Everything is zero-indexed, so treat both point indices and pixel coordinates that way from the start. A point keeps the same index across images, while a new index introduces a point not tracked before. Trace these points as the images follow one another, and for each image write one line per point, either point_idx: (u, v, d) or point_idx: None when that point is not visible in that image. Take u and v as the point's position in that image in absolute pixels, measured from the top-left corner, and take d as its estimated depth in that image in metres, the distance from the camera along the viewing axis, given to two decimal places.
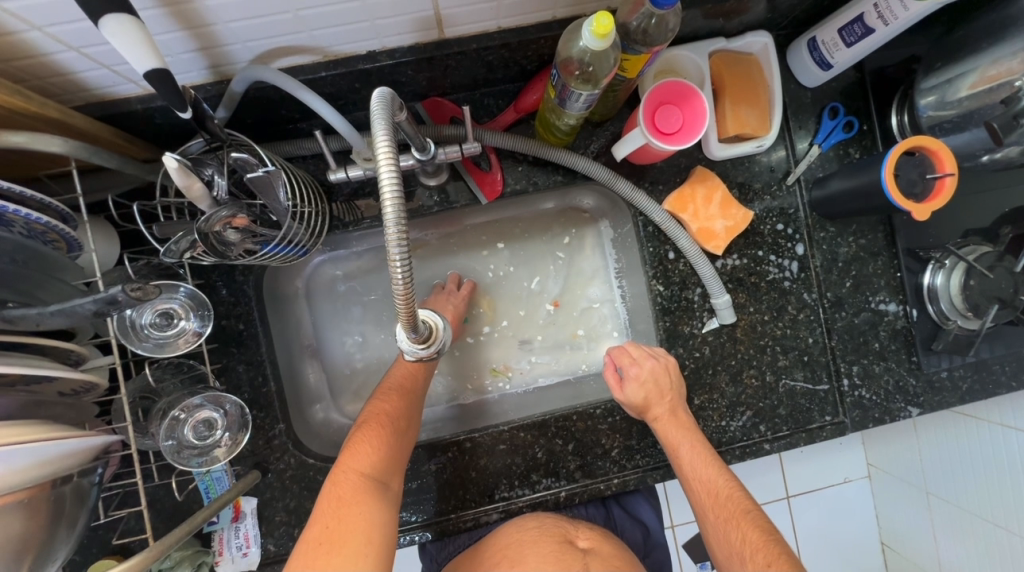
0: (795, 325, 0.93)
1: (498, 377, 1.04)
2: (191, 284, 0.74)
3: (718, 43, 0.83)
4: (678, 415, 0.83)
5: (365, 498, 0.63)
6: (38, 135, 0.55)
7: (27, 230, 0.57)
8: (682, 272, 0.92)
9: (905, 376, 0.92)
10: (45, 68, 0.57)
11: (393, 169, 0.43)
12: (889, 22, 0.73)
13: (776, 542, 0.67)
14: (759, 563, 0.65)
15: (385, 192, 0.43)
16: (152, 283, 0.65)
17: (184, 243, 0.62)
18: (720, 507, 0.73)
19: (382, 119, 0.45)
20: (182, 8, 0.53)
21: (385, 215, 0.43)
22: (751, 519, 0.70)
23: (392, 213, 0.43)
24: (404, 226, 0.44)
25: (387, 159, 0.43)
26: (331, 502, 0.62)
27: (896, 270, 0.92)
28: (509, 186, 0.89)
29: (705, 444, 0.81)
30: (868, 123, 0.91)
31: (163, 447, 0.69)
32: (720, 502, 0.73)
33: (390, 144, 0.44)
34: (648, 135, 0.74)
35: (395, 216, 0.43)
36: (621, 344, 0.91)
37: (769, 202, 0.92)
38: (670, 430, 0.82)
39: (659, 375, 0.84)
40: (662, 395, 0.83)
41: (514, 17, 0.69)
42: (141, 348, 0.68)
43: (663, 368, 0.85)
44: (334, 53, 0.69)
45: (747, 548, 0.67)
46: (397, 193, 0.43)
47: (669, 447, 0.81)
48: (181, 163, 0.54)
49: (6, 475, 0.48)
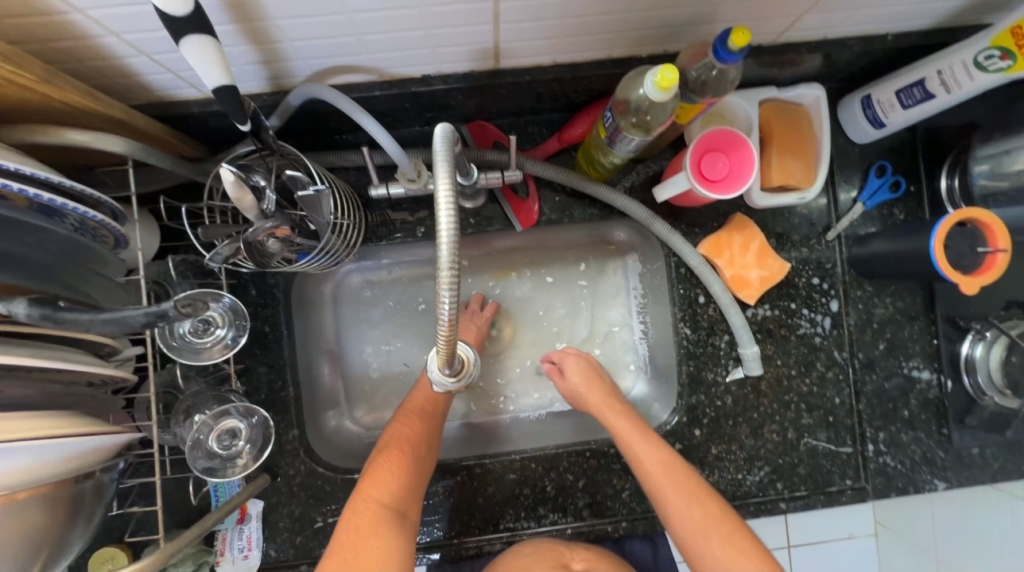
0: (823, 384, 0.90)
1: (492, 395, 1.03)
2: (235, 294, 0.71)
3: (768, 92, 0.83)
4: (615, 406, 0.82)
5: (385, 531, 0.62)
6: (100, 136, 0.57)
7: (80, 225, 0.57)
8: (711, 317, 0.90)
9: (933, 448, 0.89)
10: (115, 71, 0.59)
11: (452, 216, 0.43)
12: (952, 90, 0.72)
13: (730, 514, 0.68)
14: (722, 535, 0.66)
15: (441, 239, 0.43)
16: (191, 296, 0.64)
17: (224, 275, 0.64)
18: (680, 488, 0.70)
19: (444, 161, 0.44)
20: (255, 26, 0.54)
21: (439, 261, 0.43)
22: (711, 496, 0.69)
23: (446, 260, 0.43)
24: (457, 273, 0.44)
25: (449, 206, 0.43)
26: (351, 534, 0.62)
27: (933, 336, 0.90)
28: (544, 216, 0.88)
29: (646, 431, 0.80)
30: (915, 183, 0.90)
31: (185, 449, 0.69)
32: (677, 480, 0.71)
33: (452, 190, 0.43)
34: (692, 181, 0.74)
35: (449, 262, 0.43)
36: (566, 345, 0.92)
37: (806, 254, 0.90)
38: (621, 424, 0.78)
39: (594, 374, 0.87)
40: (605, 389, 0.84)
41: (571, 54, 0.69)
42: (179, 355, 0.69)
43: (594, 368, 0.88)
44: (390, 75, 0.69)
45: (711, 524, 0.67)
46: (453, 241, 0.43)
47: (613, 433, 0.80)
48: (236, 176, 0.54)
49: (38, 467, 0.49)
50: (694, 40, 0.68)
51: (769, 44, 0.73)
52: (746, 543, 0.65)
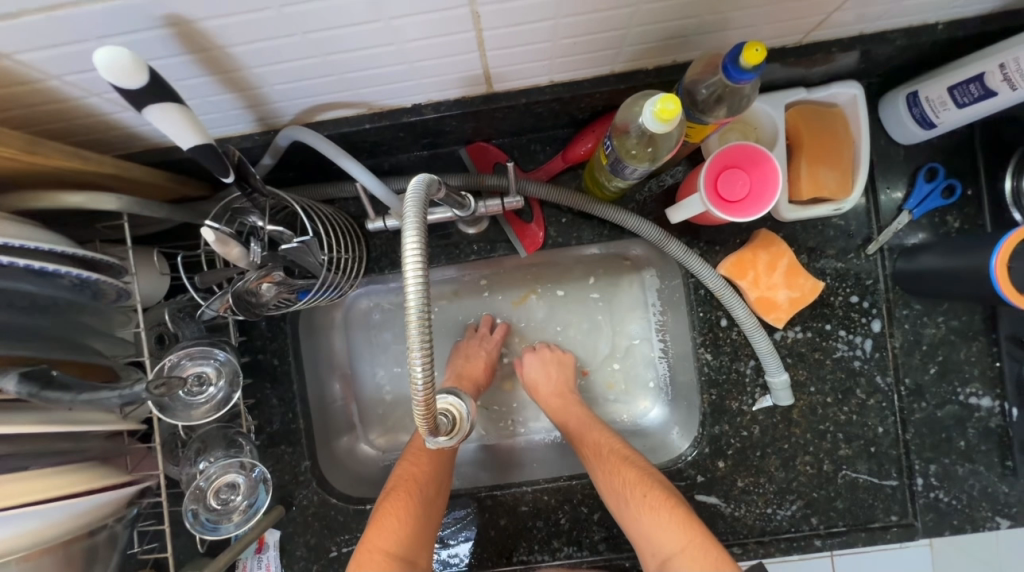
0: (863, 412, 0.82)
1: (507, 417, 1.01)
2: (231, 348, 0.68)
3: (797, 94, 0.74)
4: (565, 397, 0.90)
5: None
6: (93, 194, 0.57)
7: (79, 283, 0.57)
8: (734, 341, 0.84)
9: (995, 483, 0.80)
10: (104, 128, 0.59)
11: (421, 289, 0.41)
12: (1017, 86, 0.63)
13: (650, 475, 0.74)
14: (638, 496, 0.72)
15: (410, 315, 0.41)
16: (167, 359, 0.63)
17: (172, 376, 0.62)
18: (604, 459, 0.78)
19: (414, 226, 0.42)
20: (230, 76, 0.52)
21: (409, 336, 0.41)
22: (630, 462, 0.76)
23: (415, 336, 0.41)
24: (429, 349, 0.42)
25: (416, 278, 0.41)
26: None
27: (995, 359, 0.80)
28: (550, 239, 0.84)
29: (589, 413, 0.87)
30: (974, 186, 0.79)
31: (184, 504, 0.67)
32: (602, 454, 0.79)
33: (420, 263, 0.41)
34: (708, 203, 0.67)
35: (419, 337, 0.41)
36: (536, 344, 0.98)
37: (843, 270, 0.82)
38: (560, 410, 0.88)
39: (546, 363, 0.93)
40: (553, 377, 0.92)
41: (569, 72, 0.64)
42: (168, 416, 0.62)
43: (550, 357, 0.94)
44: (380, 107, 0.66)
45: (628, 488, 0.73)
46: (423, 316, 0.41)
47: (559, 417, 0.88)
48: (219, 233, 0.52)
49: (47, 528, 0.53)
50: (705, 49, 0.62)
51: (794, 45, 0.65)
52: (659, 501, 0.70)
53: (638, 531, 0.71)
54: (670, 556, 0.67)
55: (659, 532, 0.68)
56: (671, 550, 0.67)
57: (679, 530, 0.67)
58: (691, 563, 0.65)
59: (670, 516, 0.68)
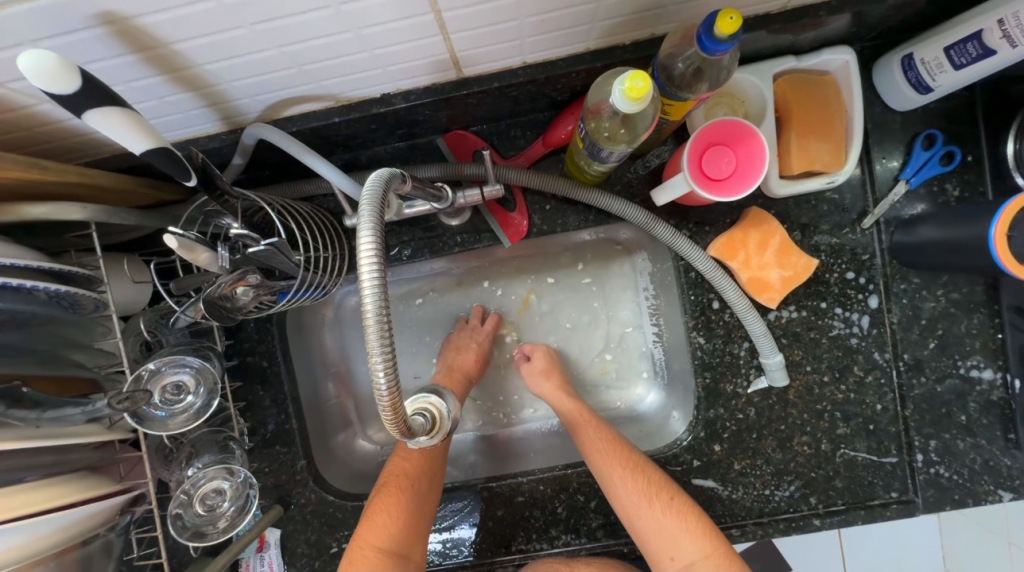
0: (861, 389, 0.81)
1: (502, 408, 1.00)
2: (205, 354, 0.68)
3: (785, 64, 0.71)
4: (567, 394, 0.87)
5: None
6: (58, 205, 0.55)
7: (53, 295, 0.56)
8: (727, 323, 0.82)
9: (997, 456, 0.78)
10: (61, 135, 0.57)
11: (377, 294, 0.41)
12: (1017, 44, 0.59)
13: (669, 481, 0.76)
14: (664, 500, 0.73)
15: (369, 320, 0.41)
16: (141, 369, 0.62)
17: (146, 387, 0.61)
18: (621, 459, 0.77)
19: (368, 229, 0.42)
20: (181, 74, 0.50)
21: (369, 342, 0.41)
22: (651, 466, 0.77)
23: (374, 339, 0.41)
24: (390, 355, 0.42)
25: (373, 282, 0.41)
26: None
27: (996, 330, 0.77)
28: (534, 227, 0.82)
29: (594, 412, 0.86)
30: (973, 152, 0.75)
31: (170, 513, 0.67)
32: (619, 453, 0.77)
33: (377, 271, 0.41)
34: (692, 183, 0.65)
35: (379, 343, 0.41)
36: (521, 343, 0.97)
37: (838, 246, 0.79)
38: (566, 405, 0.85)
39: (543, 359, 0.91)
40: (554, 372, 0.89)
41: (541, 52, 0.61)
42: (148, 426, 0.62)
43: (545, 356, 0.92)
44: (347, 99, 0.64)
45: (655, 491, 0.74)
46: (381, 322, 0.41)
47: (566, 416, 0.85)
48: (183, 238, 0.51)
49: (38, 540, 0.54)
50: (684, 20, 0.58)
51: (779, 10, 0.61)
52: (685, 505, 0.73)
53: (658, 535, 0.71)
54: (693, 562, 0.69)
55: (684, 538, 0.70)
56: (693, 556, 0.69)
57: (703, 538, 0.70)
58: (715, 568, 0.68)
59: (697, 522, 0.71)
